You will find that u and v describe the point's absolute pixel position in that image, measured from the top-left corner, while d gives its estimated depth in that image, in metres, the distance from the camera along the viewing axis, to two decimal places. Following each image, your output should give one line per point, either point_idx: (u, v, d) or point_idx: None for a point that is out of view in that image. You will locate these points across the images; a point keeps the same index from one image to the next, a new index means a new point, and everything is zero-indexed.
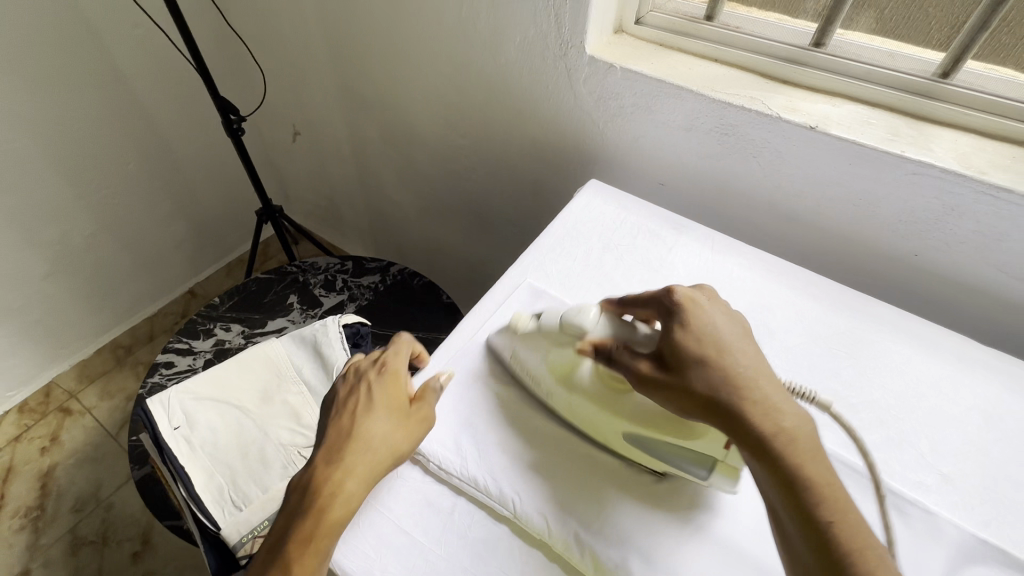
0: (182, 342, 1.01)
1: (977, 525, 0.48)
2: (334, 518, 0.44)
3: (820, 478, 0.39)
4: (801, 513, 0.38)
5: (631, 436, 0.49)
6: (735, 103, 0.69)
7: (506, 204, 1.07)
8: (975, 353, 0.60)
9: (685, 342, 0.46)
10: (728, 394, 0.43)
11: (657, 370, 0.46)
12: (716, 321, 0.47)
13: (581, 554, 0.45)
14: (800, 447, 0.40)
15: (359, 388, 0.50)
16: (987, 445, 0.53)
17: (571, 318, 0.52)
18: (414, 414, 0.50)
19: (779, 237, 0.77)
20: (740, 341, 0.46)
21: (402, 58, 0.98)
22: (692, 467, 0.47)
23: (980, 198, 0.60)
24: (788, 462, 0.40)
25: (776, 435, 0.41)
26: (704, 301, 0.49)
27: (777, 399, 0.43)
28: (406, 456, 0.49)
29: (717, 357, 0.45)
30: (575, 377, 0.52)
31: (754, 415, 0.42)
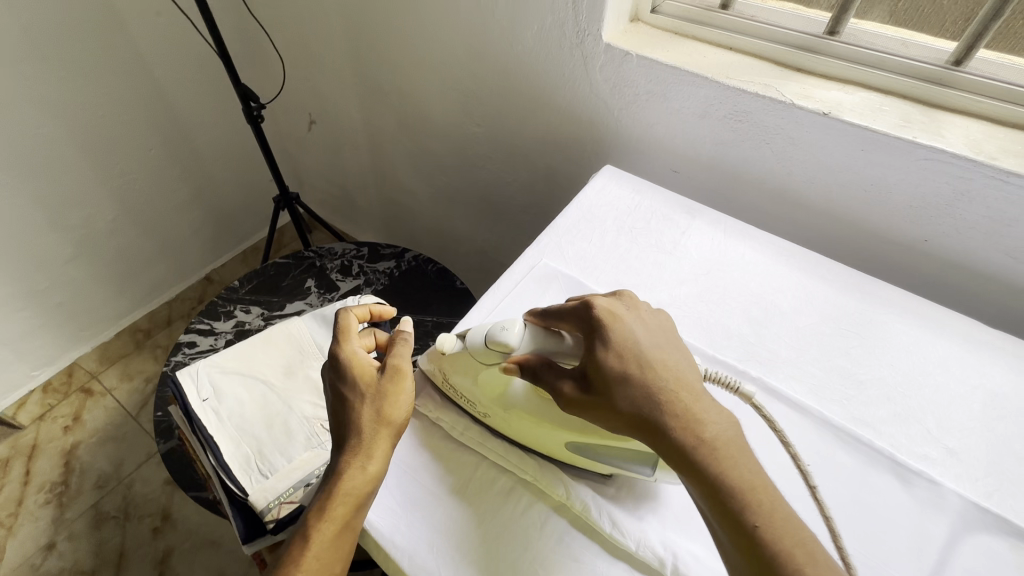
0: (204, 323, 1.05)
1: (980, 496, 0.50)
2: (346, 495, 0.45)
3: (743, 482, 0.39)
4: (730, 519, 0.38)
5: (574, 445, 0.48)
6: (748, 90, 0.70)
7: (519, 193, 1.10)
8: (981, 334, 0.61)
9: (607, 360, 0.44)
10: (650, 408, 0.42)
11: (580, 393, 0.44)
12: (633, 332, 0.46)
13: (600, 515, 0.47)
14: (722, 454, 0.40)
15: (332, 380, 0.52)
16: (992, 422, 0.55)
17: (492, 340, 0.48)
18: (389, 375, 0.50)
19: (791, 221, 0.79)
20: (661, 350, 0.45)
21: (421, 46, 1.01)
22: (637, 468, 0.47)
23: (991, 182, 0.60)
24: (712, 472, 0.39)
25: (698, 447, 0.40)
26: (622, 311, 0.47)
27: (698, 410, 0.42)
28: (403, 414, 0.50)
29: (637, 370, 0.43)
30: (508, 397, 0.50)
31: (677, 430, 0.41)
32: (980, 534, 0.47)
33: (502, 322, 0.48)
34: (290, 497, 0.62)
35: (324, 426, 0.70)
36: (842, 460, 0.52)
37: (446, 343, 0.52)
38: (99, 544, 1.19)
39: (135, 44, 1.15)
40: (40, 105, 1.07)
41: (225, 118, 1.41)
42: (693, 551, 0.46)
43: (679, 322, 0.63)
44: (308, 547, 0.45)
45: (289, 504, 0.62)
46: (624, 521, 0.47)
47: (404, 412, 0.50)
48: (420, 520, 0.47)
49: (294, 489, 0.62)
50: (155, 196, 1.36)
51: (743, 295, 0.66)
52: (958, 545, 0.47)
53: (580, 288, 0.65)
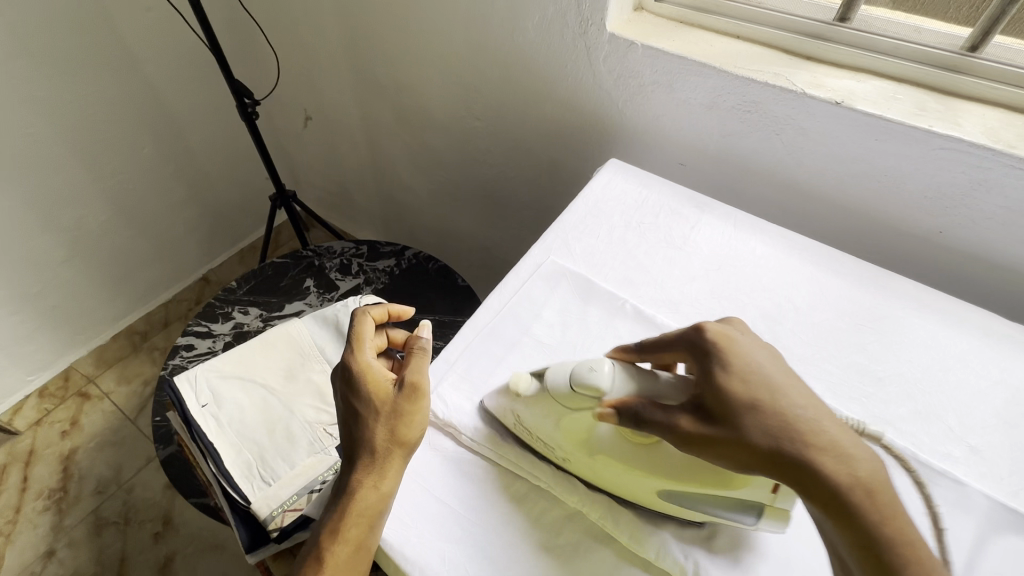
0: (202, 325, 1.03)
1: (1005, 495, 0.48)
2: (358, 516, 0.45)
3: (896, 527, 0.37)
4: (881, 566, 0.36)
5: (668, 494, 0.45)
6: (758, 79, 0.68)
7: (521, 188, 1.08)
8: (1000, 328, 0.59)
9: (732, 387, 0.41)
10: (790, 441, 0.39)
11: (703, 426, 0.41)
12: (756, 358, 0.43)
13: (618, 523, 0.46)
14: (877, 496, 0.37)
15: (344, 394, 0.51)
16: (1014, 417, 0.53)
17: (582, 382, 0.45)
18: (403, 392, 0.49)
19: (801, 214, 0.77)
20: (789, 378, 0.43)
21: (418, 37, 0.98)
22: (739, 517, 0.44)
23: (1010, 171, 0.59)
24: (863, 513, 0.37)
25: (853, 487, 0.37)
26: (738, 335, 0.45)
27: (846, 444, 0.39)
28: (417, 433, 0.48)
29: (770, 398, 0.41)
30: (593, 441, 0.46)
31: (827, 466, 0.38)
32: (1007, 535, 0.46)
33: (588, 363, 0.46)
34: (293, 504, 0.61)
35: (327, 430, 0.68)
36: None
37: (518, 383, 0.50)
38: (100, 550, 1.17)
39: (125, 40, 1.12)
40: (28, 104, 1.04)
41: (219, 115, 1.38)
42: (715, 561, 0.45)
43: (691, 320, 0.61)
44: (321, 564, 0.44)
45: (293, 512, 0.60)
46: (643, 530, 0.46)
47: (419, 430, 0.49)
48: (432, 531, 0.46)
49: (297, 496, 0.61)
50: (149, 196, 1.33)
51: (756, 291, 0.64)
52: (985, 546, 0.45)
53: (589, 286, 0.63)
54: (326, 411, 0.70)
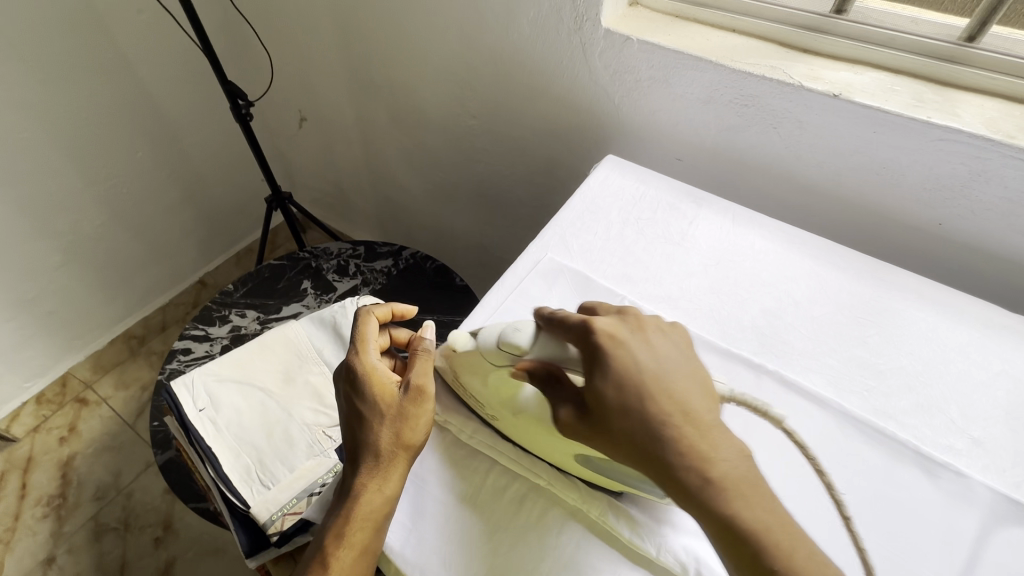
0: (199, 329, 1.03)
1: (1009, 487, 0.48)
2: (362, 519, 0.45)
3: (755, 523, 0.38)
4: (740, 559, 0.38)
5: (582, 459, 0.45)
6: (755, 73, 0.68)
7: (518, 186, 1.07)
8: (1002, 319, 0.59)
9: (606, 391, 0.42)
10: (653, 447, 0.40)
11: (579, 422, 0.42)
12: (637, 361, 0.43)
13: (618, 518, 0.45)
14: (732, 492, 0.39)
15: (349, 398, 0.50)
16: (1017, 409, 0.53)
17: (505, 341, 0.45)
18: (408, 394, 0.49)
19: (800, 208, 0.76)
20: (667, 380, 0.42)
21: (412, 36, 0.97)
22: (646, 489, 0.45)
23: (1009, 162, 0.58)
24: (725, 513, 0.38)
25: (703, 487, 0.39)
26: (627, 335, 0.44)
27: (705, 446, 0.40)
28: (421, 436, 0.48)
29: (639, 405, 0.41)
30: (517, 403, 0.46)
31: (684, 468, 0.39)
32: (1012, 527, 0.46)
33: (514, 324, 0.46)
34: (292, 508, 0.60)
35: (326, 433, 0.68)
36: (865, 454, 0.50)
37: (458, 339, 0.48)
38: (100, 556, 1.16)
39: (117, 43, 1.11)
40: (21, 109, 1.03)
41: (213, 118, 1.38)
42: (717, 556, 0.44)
43: (690, 316, 0.61)
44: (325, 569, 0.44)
45: (292, 515, 0.59)
46: (643, 524, 0.45)
47: (423, 433, 0.48)
48: (431, 530, 0.46)
49: (296, 499, 0.60)
50: (144, 200, 1.33)
51: (756, 285, 0.64)
52: (989, 539, 0.45)
53: (587, 283, 0.63)
54: (325, 413, 0.70)
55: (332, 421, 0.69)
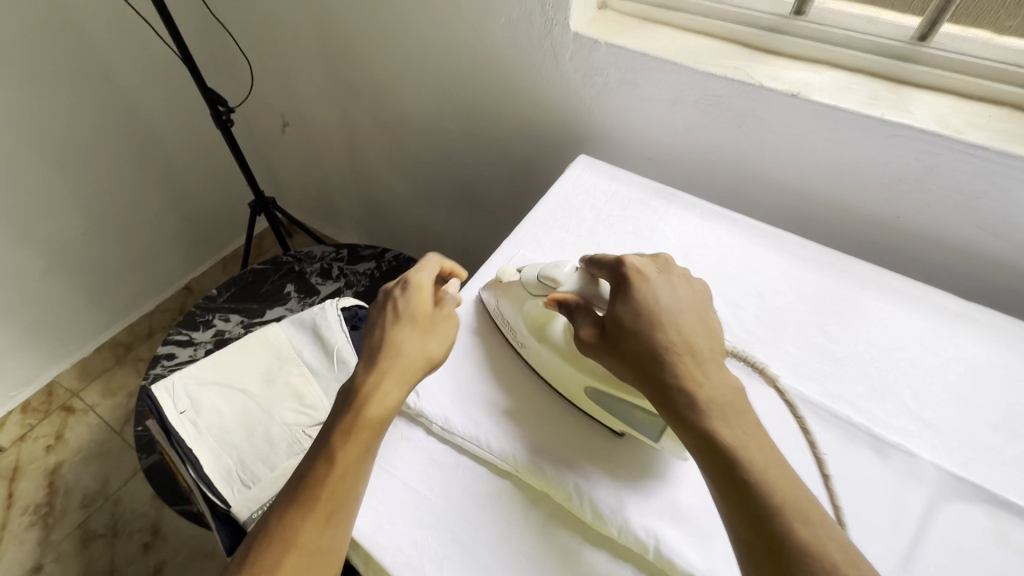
0: (182, 334, 1.03)
1: (957, 465, 0.50)
2: (373, 417, 0.47)
3: (733, 439, 0.41)
4: (717, 473, 0.40)
5: (591, 391, 0.51)
6: (718, 74, 0.70)
7: (497, 187, 1.09)
8: (955, 307, 0.62)
9: (626, 313, 0.48)
10: (653, 362, 0.45)
11: (597, 338, 0.49)
12: (657, 296, 0.49)
13: (581, 502, 0.47)
14: (722, 414, 0.42)
15: (384, 307, 0.54)
16: (967, 392, 0.55)
17: (545, 275, 0.55)
18: (438, 317, 0.55)
19: (766, 204, 0.79)
20: (682, 316, 0.48)
21: (389, 42, 0.99)
22: (644, 431, 0.48)
23: (959, 155, 0.61)
24: (707, 428, 0.41)
25: (692, 406, 0.42)
26: (655, 274, 0.51)
27: (700, 370, 0.44)
28: (439, 356, 0.53)
29: (650, 327, 0.46)
30: (546, 330, 0.55)
31: (676, 385, 0.43)
32: (958, 503, 0.48)
33: (557, 262, 0.55)
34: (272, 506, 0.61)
35: (306, 432, 0.69)
36: (823, 438, 0.52)
37: (505, 273, 0.60)
38: (88, 563, 1.17)
39: (97, 52, 1.12)
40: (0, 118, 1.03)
41: (196, 124, 1.38)
42: (680, 538, 0.45)
43: None
44: (327, 459, 0.44)
45: None
46: (607, 506, 0.47)
47: (441, 355, 0.53)
48: (403, 518, 0.47)
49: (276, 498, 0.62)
50: (128, 206, 1.33)
51: (722, 278, 0.66)
52: (937, 514, 0.47)
53: None
54: (305, 413, 0.71)
55: (312, 420, 0.70)
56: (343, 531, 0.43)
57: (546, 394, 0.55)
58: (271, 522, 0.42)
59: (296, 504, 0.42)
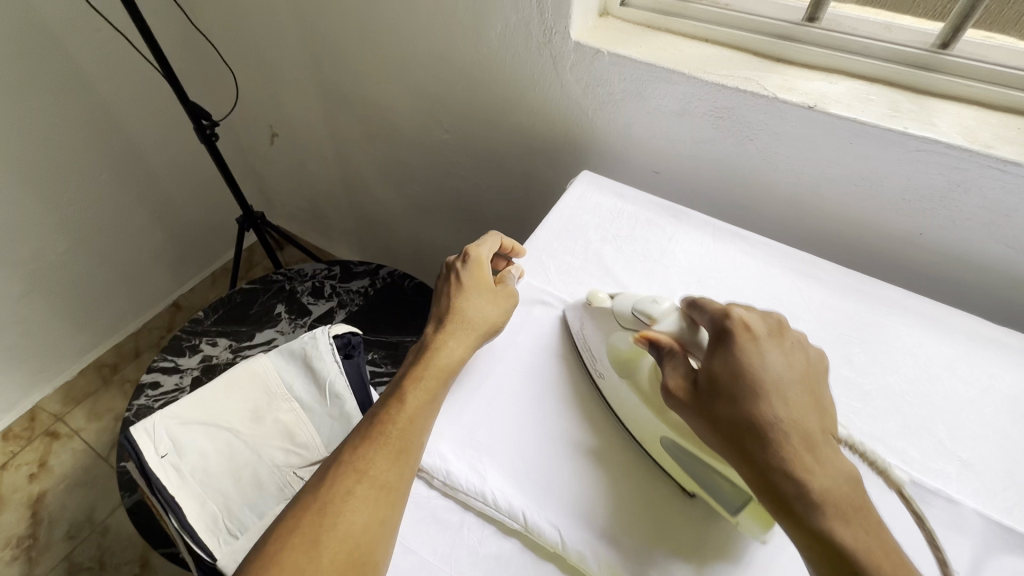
0: (168, 360, 0.99)
1: (1000, 512, 0.46)
2: (439, 367, 0.51)
3: (856, 543, 0.36)
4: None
5: (665, 442, 0.46)
6: (729, 85, 0.66)
7: (495, 201, 1.05)
8: (986, 332, 0.58)
9: (724, 373, 0.42)
10: (756, 440, 0.40)
11: (688, 392, 0.44)
12: (764, 361, 0.42)
13: (597, 565, 0.43)
14: (836, 508, 0.37)
15: (450, 277, 0.59)
16: (1004, 427, 0.52)
17: (641, 309, 0.50)
18: (501, 287, 0.58)
19: (779, 220, 0.75)
20: (793, 387, 0.42)
21: (379, 52, 0.95)
22: (723, 499, 0.43)
23: (987, 171, 0.57)
24: (822, 524, 0.37)
25: (803, 498, 0.38)
26: (764, 333, 0.44)
27: (815, 456, 0.39)
28: (499, 323, 0.56)
29: (755, 397, 0.41)
30: (630, 367, 0.50)
31: (785, 471, 0.38)
32: (1005, 556, 0.44)
33: (654, 296, 0.51)
34: None
35: (296, 474, 0.66)
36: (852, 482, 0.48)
37: (596, 297, 0.56)
38: None
39: (74, 65, 1.06)
40: None
41: (179, 137, 1.33)
42: None
43: None
44: (398, 399, 0.48)
45: None
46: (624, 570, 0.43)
47: (502, 322, 0.56)
48: None
49: None
50: (110, 223, 1.28)
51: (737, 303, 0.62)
52: (983, 568, 0.44)
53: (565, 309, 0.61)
54: (295, 452, 0.67)
55: (303, 460, 0.67)
56: (410, 466, 0.45)
57: (556, 437, 0.51)
58: (344, 452, 0.45)
59: (368, 438, 0.45)
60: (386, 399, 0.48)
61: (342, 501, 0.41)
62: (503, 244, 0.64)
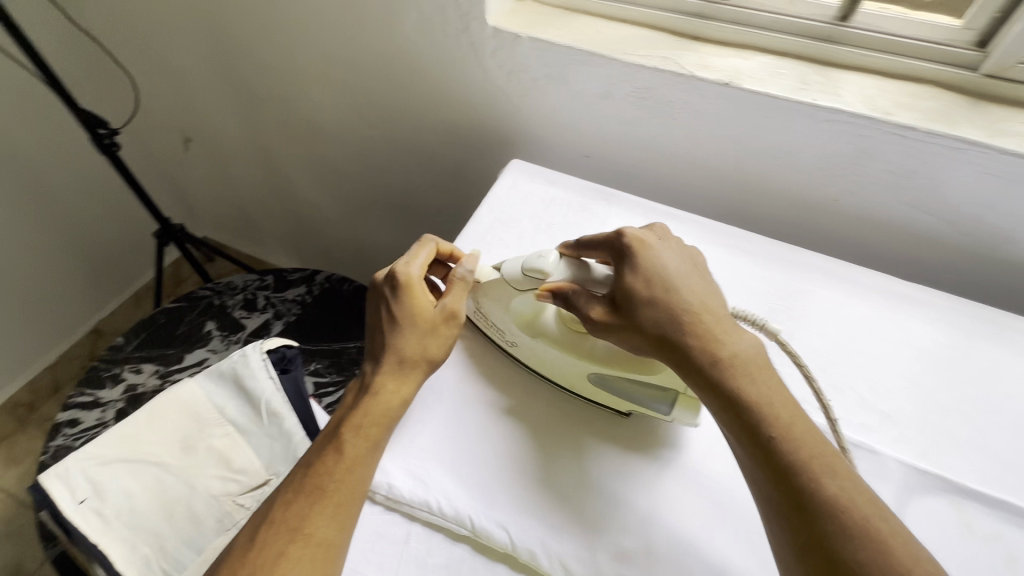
0: (86, 394, 0.91)
1: (917, 456, 0.50)
2: (381, 412, 0.48)
3: (760, 396, 0.41)
4: (746, 433, 0.41)
5: (597, 377, 0.51)
6: (648, 65, 0.66)
7: (429, 194, 1.02)
8: (897, 288, 0.62)
9: (635, 283, 0.47)
10: (674, 328, 0.45)
11: (611, 314, 0.47)
12: (663, 261, 0.48)
13: (548, 562, 0.44)
14: (745, 370, 0.43)
15: (381, 307, 0.53)
16: (917, 375, 0.55)
17: (531, 267, 0.50)
18: (442, 314, 0.52)
19: (707, 196, 0.77)
20: (690, 280, 0.48)
21: (291, 47, 0.89)
22: (656, 404, 0.49)
23: (888, 137, 0.60)
24: (734, 387, 0.42)
25: (716, 364, 0.43)
26: (654, 240, 0.50)
27: (721, 331, 0.45)
28: (440, 355, 0.52)
29: (663, 293, 0.46)
30: (539, 325, 0.53)
31: (697, 347, 0.44)
32: (923, 496, 0.47)
33: (539, 251, 0.51)
34: None
35: (236, 501, 0.63)
36: None
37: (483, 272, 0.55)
38: None
39: None
40: None
41: (77, 148, 1.21)
42: None
43: None
44: (336, 450, 0.45)
45: None
46: (574, 563, 0.44)
47: (443, 354, 0.52)
48: None
49: None
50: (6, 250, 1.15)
51: None
52: (904, 511, 0.47)
53: None
54: (234, 479, 0.64)
55: (242, 487, 0.64)
56: (352, 520, 0.43)
57: (499, 436, 0.51)
58: (275, 508, 0.43)
59: (301, 493, 0.43)
60: (323, 450, 0.45)
61: (275, 562, 0.40)
62: (441, 249, 0.57)
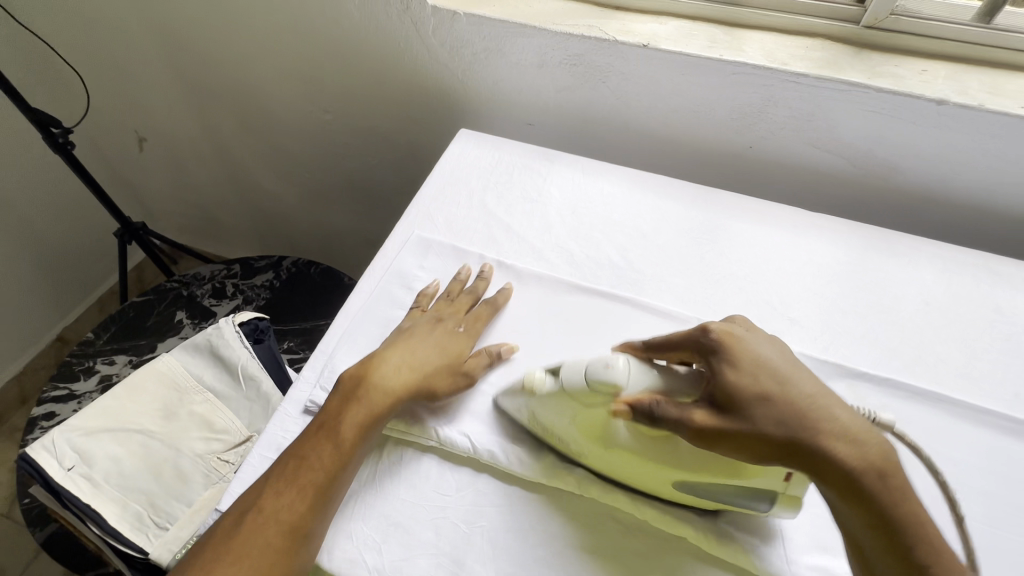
0: (59, 388, 0.93)
1: (820, 351, 0.58)
2: (370, 412, 0.50)
3: (911, 510, 0.40)
4: (892, 546, 0.39)
5: (681, 483, 0.46)
6: (576, 33, 0.72)
7: (387, 174, 1.06)
8: (805, 218, 0.70)
9: (742, 381, 0.43)
10: (804, 431, 0.41)
11: (718, 418, 0.42)
12: (761, 352, 0.45)
13: (507, 460, 0.50)
14: (890, 481, 0.40)
15: (424, 330, 0.56)
16: (822, 288, 0.64)
17: (597, 380, 0.45)
18: (459, 366, 0.54)
19: (640, 153, 0.84)
20: (795, 369, 0.45)
21: (241, 35, 0.92)
22: (753, 504, 0.46)
23: (788, 85, 0.68)
24: (883, 499, 0.40)
25: (863, 474, 0.40)
26: (743, 331, 0.47)
27: (853, 429, 0.42)
28: (440, 395, 0.53)
29: (779, 390, 0.43)
30: (611, 437, 0.46)
31: (841, 454, 0.41)
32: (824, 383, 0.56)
33: (604, 359, 0.46)
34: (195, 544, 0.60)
35: (221, 458, 0.67)
36: None
37: (532, 378, 0.49)
38: None
39: None
40: None
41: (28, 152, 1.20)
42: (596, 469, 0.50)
43: (554, 266, 0.66)
44: (324, 442, 0.48)
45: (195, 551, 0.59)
46: (530, 460, 0.50)
47: (445, 394, 0.53)
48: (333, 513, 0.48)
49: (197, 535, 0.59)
50: None
51: (608, 226, 0.69)
52: None
53: (455, 253, 0.66)
54: (216, 439, 0.68)
55: (226, 445, 0.68)
56: (332, 505, 0.47)
57: None
58: (264, 494, 0.47)
59: (290, 482, 0.47)
60: (314, 440, 0.49)
61: (257, 544, 0.44)
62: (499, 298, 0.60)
